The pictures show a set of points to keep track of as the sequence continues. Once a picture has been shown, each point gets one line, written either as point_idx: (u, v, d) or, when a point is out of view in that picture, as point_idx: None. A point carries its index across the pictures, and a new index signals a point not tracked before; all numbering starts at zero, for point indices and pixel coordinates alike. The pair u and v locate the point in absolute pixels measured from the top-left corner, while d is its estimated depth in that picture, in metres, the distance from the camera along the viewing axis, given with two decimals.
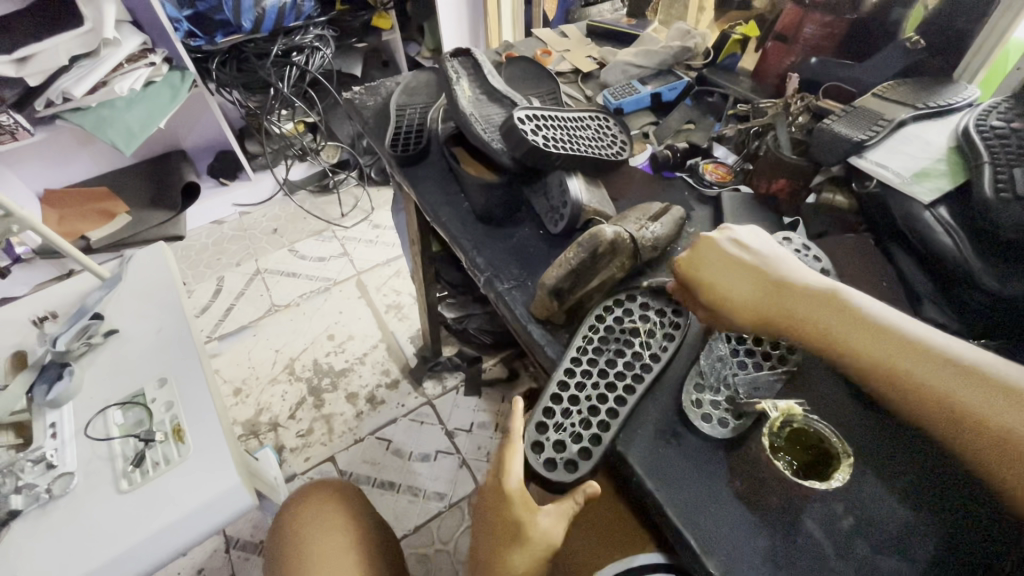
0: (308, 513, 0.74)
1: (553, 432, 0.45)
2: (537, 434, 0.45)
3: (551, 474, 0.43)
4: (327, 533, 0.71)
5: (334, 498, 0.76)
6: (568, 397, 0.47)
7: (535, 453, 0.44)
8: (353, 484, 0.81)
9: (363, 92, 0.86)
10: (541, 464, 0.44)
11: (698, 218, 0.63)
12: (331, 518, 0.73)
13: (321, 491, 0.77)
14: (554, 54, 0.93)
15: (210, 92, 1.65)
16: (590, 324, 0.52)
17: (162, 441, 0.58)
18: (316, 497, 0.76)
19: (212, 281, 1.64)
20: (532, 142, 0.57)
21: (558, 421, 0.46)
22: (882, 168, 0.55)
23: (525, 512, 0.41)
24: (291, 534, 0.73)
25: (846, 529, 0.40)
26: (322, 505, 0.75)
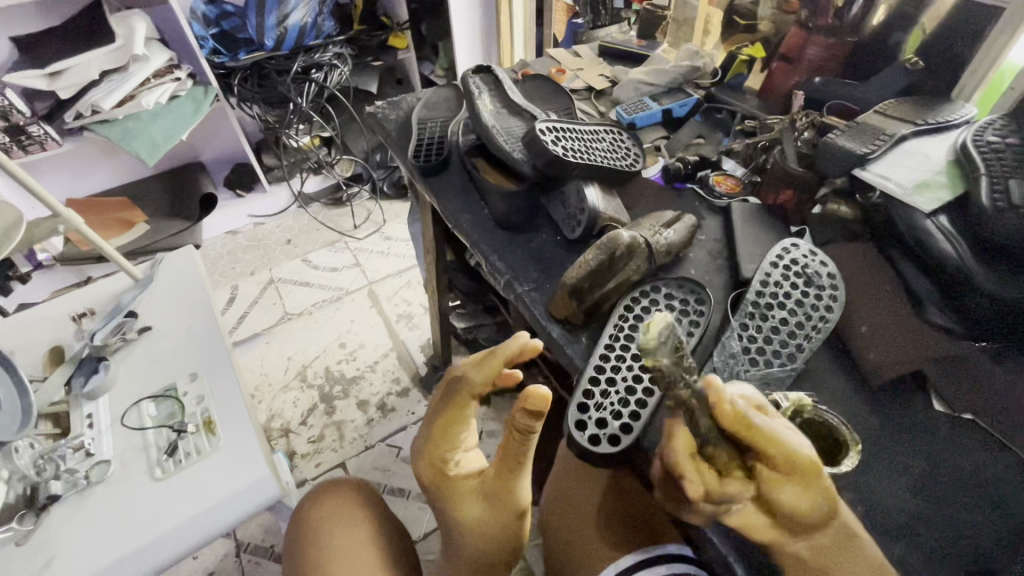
0: (323, 510, 0.76)
1: (595, 411, 0.48)
2: (580, 413, 0.48)
3: (595, 447, 0.46)
4: (341, 530, 0.73)
5: (348, 496, 0.78)
6: (605, 379, 0.50)
7: (579, 431, 0.47)
8: (366, 483, 0.82)
9: (386, 106, 0.91)
10: (586, 439, 0.46)
11: (709, 226, 0.66)
12: (345, 516, 0.75)
13: (335, 489, 0.79)
14: (568, 72, 0.98)
15: (231, 106, 1.71)
16: (620, 314, 0.55)
17: (194, 432, 0.61)
18: (330, 496, 0.78)
19: (226, 290, 1.68)
20: (553, 152, 0.60)
21: (598, 402, 0.49)
22: (885, 180, 0.58)
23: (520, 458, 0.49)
24: (308, 532, 0.74)
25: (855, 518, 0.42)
26: (337, 503, 0.77)
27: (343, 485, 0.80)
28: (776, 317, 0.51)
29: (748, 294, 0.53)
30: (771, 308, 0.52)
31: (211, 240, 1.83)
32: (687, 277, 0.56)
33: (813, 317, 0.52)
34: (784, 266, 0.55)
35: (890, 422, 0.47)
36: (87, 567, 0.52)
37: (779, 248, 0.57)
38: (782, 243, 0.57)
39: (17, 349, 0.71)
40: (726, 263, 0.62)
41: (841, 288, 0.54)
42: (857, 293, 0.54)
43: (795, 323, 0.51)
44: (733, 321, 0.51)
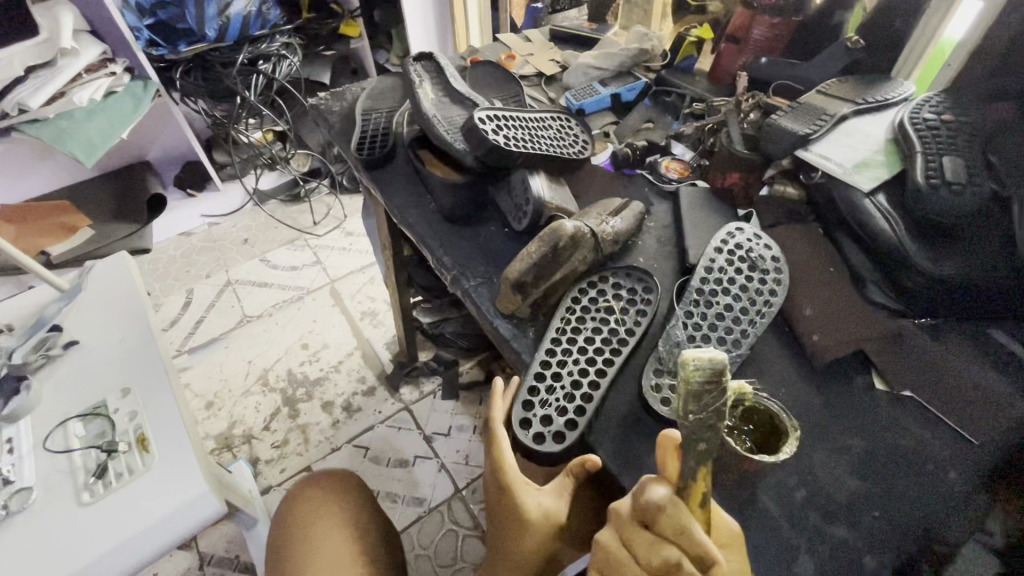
0: (306, 513, 0.73)
1: (539, 408, 0.47)
2: (525, 411, 0.47)
3: (541, 446, 0.45)
4: (321, 532, 0.71)
5: (334, 493, 0.76)
6: (551, 374, 0.49)
7: (523, 430, 0.46)
8: (351, 476, 0.80)
9: (329, 98, 0.87)
10: (530, 438, 0.45)
11: (658, 212, 0.65)
12: (328, 517, 0.73)
13: (319, 487, 0.76)
14: (518, 58, 0.95)
15: (175, 101, 1.63)
16: (567, 306, 0.54)
17: (126, 451, 0.57)
18: (310, 494, 0.76)
19: (180, 294, 1.61)
20: (493, 141, 0.58)
21: (543, 398, 0.48)
22: (826, 160, 0.58)
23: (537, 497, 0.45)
24: (287, 530, 0.73)
25: (799, 501, 0.42)
26: (316, 504, 0.74)
27: (329, 480, 0.77)
28: (719, 304, 0.51)
29: (692, 281, 0.53)
30: (714, 295, 0.52)
31: (162, 243, 1.75)
32: (633, 266, 0.55)
33: (757, 302, 0.51)
34: (728, 251, 0.54)
35: (830, 403, 0.48)
36: None
37: (723, 233, 0.56)
38: (726, 227, 0.56)
39: None
40: (675, 250, 0.61)
41: (785, 271, 0.53)
42: (799, 275, 0.54)
43: (738, 309, 0.51)
44: (678, 309, 0.51)
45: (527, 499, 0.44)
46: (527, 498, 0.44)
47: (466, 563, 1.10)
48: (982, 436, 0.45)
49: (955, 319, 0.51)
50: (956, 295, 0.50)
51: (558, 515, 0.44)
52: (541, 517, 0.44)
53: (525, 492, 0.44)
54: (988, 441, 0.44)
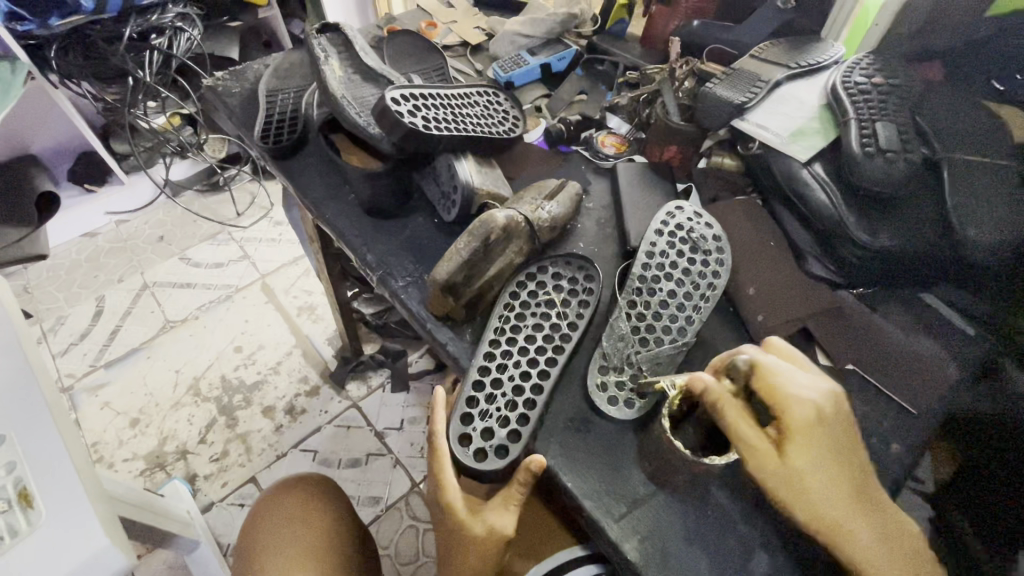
0: (270, 516, 0.69)
1: (480, 422, 0.43)
2: (464, 426, 0.43)
3: (482, 464, 0.41)
4: (284, 543, 0.66)
5: (301, 498, 0.71)
6: (490, 381, 0.45)
7: (462, 447, 0.42)
8: (318, 475, 0.75)
9: (227, 77, 0.77)
10: (470, 456, 0.42)
11: (595, 192, 0.62)
12: (292, 525, 0.68)
13: (279, 493, 0.72)
14: (440, 26, 0.87)
15: (54, 84, 1.42)
16: (505, 303, 0.50)
17: (5, 510, 0.48)
18: (287, 488, 0.72)
19: (90, 303, 1.45)
20: (409, 125, 0.52)
21: (483, 409, 0.44)
22: (763, 130, 0.56)
23: (476, 514, 0.41)
24: (247, 547, 0.68)
25: (751, 493, 0.41)
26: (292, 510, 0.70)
27: (309, 483, 0.73)
28: (662, 290, 0.48)
29: (634, 267, 0.50)
30: (657, 281, 0.49)
31: (62, 247, 1.57)
32: (573, 254, 0.52)
33: (700, 285, 0.49)
34: (669, 232, 0.51)
35: None
36: None
37: (663, 213, 0.53)
38: (666, 207, 0.53)
39: None
40: (615, 232, 0.58)
41: (727, 251, 0.51)
42: (742, 254, 0.53)
43: (682, 295, 0.48)
44: (620, 299, 0.48)
45: (471, 519, 0.40)
46: (472, 518, 0.40)
47: (428, 557, 1.08)
48: (921, 403, 0.46)
49: (892, 289, 0.51)
50: (900, 267, 0.49)
51: (507, 534, 0.40)
52: (485, 538, 0.40)
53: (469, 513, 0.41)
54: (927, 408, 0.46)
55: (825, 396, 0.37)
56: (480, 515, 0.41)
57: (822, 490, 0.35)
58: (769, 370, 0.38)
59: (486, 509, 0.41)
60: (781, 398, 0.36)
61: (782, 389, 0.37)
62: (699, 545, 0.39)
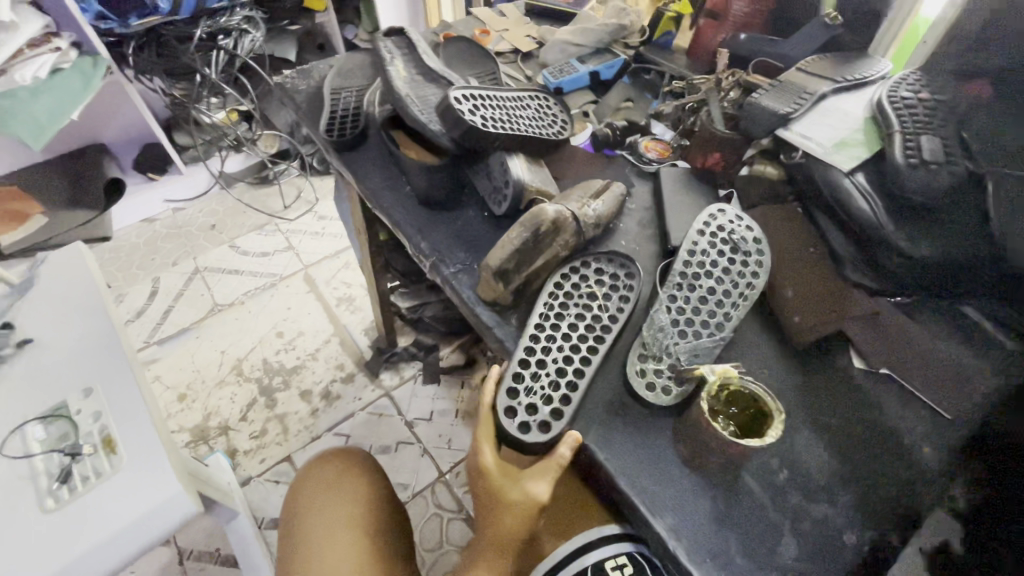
0: (313, 489, 0.73)
1: (525, 397, 0.46)
2: (510, 399, 0.46)
3: (527, 436, 0.44)
4: (324, 516, 0.69)
5: (341, 472, 0.74)
6: (535, 361, 0.48)
7: (508, 418, 0.45)
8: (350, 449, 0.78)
9: (295, 75, 0.82)
10: (515, 427, 0.44)
11: (638, 194, 0.64)
12: (336, 500, 0.71)
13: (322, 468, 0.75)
14: (492, 33, 0.92)
15: (128, 79, 1.53)
16: (549, 291, 0.53)
17: (91, 454, 0.54)
18: (326, 463, 0.76)
19: (146, 284, 1.53)
20: (470, 122, 0.56)
21: (528, 386, 0.47)
22: (807, 139, 0.58)
23: (512, 481, 0.44)
24: (292, 517, 0.72)
25: (781, 482, 0.43)
26: (335, 484, 0.73)
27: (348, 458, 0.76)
28: (703, 286, 0.51)
29: (676, 264, 0.52)
30: (698, 277, 0.51)
31: (123, 230, 1.66)
32: (615, 251, 0.55)
33: (740, 284, 0.51)
34: (711, 233, 0.54)
35: (809, 380, 0.49)
36: None
37: (705, 215, 0.55)
38: (708, 209, 0.56)
39: None
40: (657, 233, 0.60)
41: (767, 253, 0.53)
42: (782, 256, 0.54)
43: (721, 292, 0.51)
44: (662, 292, 0.50)
45: (509, 485, 0.44)
46: (509, 484, 0.44)
47: (451, 545, 1.11)
48: (957, 411, 0.46)
49: (929, 299, 0.53)
50: (942, 276, 0.50)
51: (543, 502, 0.44)
52: (523, 502, 0.44)
53: (508, 480, 0.45)
54: (963, 419, 0.46)
55: None
56: (517, 482, 0.44)
57: None
58: None
59: (524, 477, 0.44)
60: None
61: None
62: (730, 528, 0.41)
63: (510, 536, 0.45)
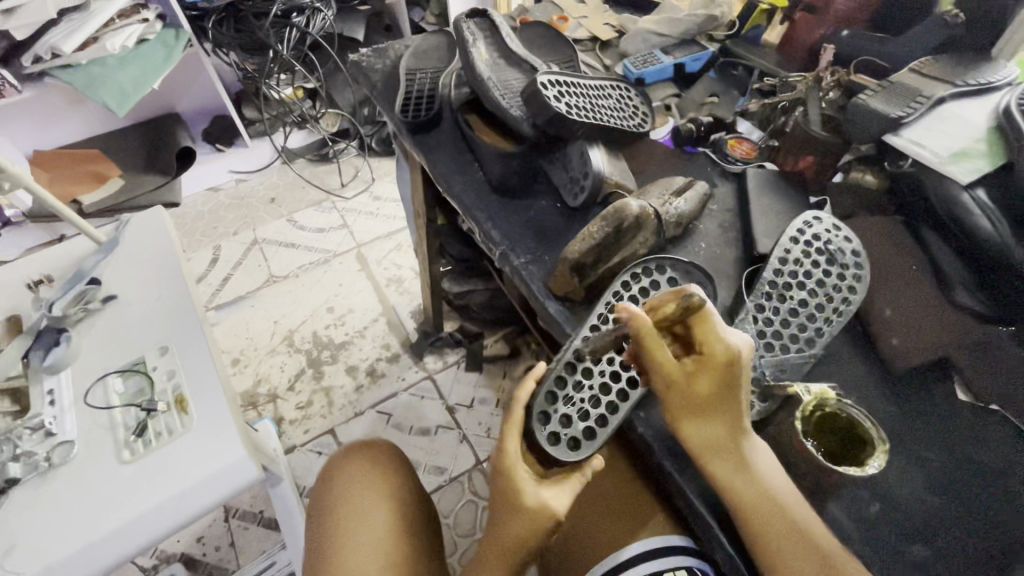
0: (348, 487, 0.63)
1: (562, 406, 0.45)
2: (546, 404, 0.45)
3: (552, 448, 0.43)
4: (365, 515, 0.61)
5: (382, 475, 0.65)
6: (582, 369, 0.47)
7: (540, 425, 0.44)
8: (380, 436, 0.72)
9: (372, 53, 0.81)
10: (545, 437, 0.44)
11: (721, 195, 0.61)
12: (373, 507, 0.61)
13: (360, 465, 0.66)
14: (571, 20, 0.89)
15: (206, 52, 1.59)
16: (613, 291, 0.49)
17: (165, 411, 0.57)
18: (365, 460, 0.67)
19: (207, 251, 1.58)
20: (555, 109, 0.54)
21: (568, 395, 0.46)
22: (921, 147, 0.52)
23: (530, 486, 0.41)
24: (321, 514, 0.62)
25: (872, 515, 0.40)
26: (373, 487, 0.63)
27: (387, 461, 0.67)
28: (794, 299, 0.48)
29: (765, 273, 0.49)
30: (789, 289, 0.48)
31: (191, 196, 1.71)
32: (697, 266, 0.50)
33: (834, 299, 0.48)
34: (805, 243, 0.51)
35: (906, 409, 0.45)
36: (49, 559, 0.49)
37: (800, 222, 0.52)
38: (804, 216, 0.52)
39: None
40: (740, 236, 0.57)
41: (866, 268, 0.50)
42: (883, 272, 0.50)
43: (814, 306, 0.48)
44: (748, 301, 0.48)
45: (525, 487, 0.41)
46: (526, 488, 0.41)
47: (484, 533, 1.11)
48: None
49: None
50: None
51: (559, 514, 0.40)
52: (536, 510, 0.40)
53: (527, 480, 0.41)
54: None
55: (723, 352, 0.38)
56: (536, 489, 0.41)
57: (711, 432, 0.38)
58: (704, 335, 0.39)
59: (542, 486, 0.41)
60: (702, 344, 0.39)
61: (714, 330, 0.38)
62: None
63: (518, 543, 0.41)
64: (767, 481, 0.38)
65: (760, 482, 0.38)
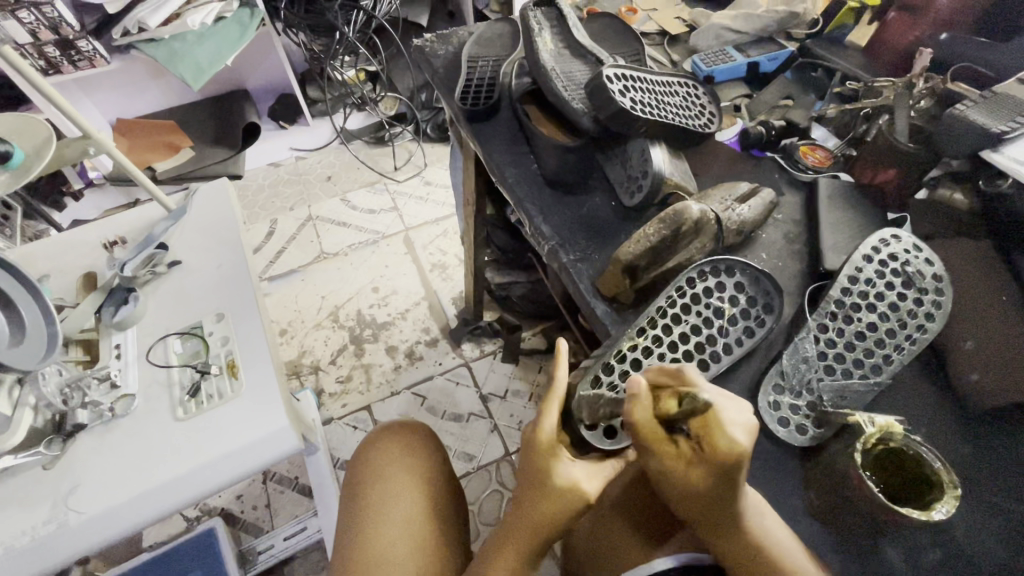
0: (380, 476, 0.63)
1: (608, 389, 0.45)
2: (592, 386, 0.44)
3: (589, 433, 0.44)
4: (401, 514, 0.59)
5: (412, 468, 0.64)
6: (632, 358, 0.45)
7: (586, 407, 0.44)
8: (428, 430, 0.71)
9: (435, 40, 0.81)
10: (586, 416, 0.43)
11: (788, 204, 0.58)
12: (402, 497, 0.61)
13: (394, 455, 0.65)
14: (640, 13, 0.86)
15: (278, 32, 1.65)
16: (678, 285, 0.47)
17: (218, 374, 0.60)
18: (396, 450, 0.66)
19: (265, 224, 1.64)
20: (619, 104, 0.52)
21: (613, 378, 0.45)
22: (1021, 165, 0.48)
23: (561, 462, 0.41)
24: (353, 497, 0.62)
25: (932, 561, 0.37)
26: (405, 477, 0.63)
27: (422, 452, 0.67)
28: (860, 321, 0.45)
29: (832, 289, 0.46)
30: (857, 309, 0.45)
31: (253, 170, 1.78)
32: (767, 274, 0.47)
33: (907, 325, 0.45)
34: (880, 261, 0.47)
35: (981, 450, 0.41)
36: (108, 501, 0.52)
37: (876, 238, 0.48)
38: (881, 232, 0.49)
39: (52, 272, 0.70)
40: (805, 250, 0.54)
41: (947, 294, 0.46)
42: (965, 300, 0.46)
43: (883, 331, 0.45)
44: (810, 320, 0.45)
45: (559, 464, 0.40)
46: (559, 464, 0.40)
47: None
48: None
49: None
50: None
51: (590, 496, 0.40)
52: (567, 488, 0.40)
53: (561, 454, 0.41)
54: None
55: (731, 449, 0.34)
56: (568, 467, 0.41)
57: (699, 512, 0.36)
58: (716, 426, 0.34)
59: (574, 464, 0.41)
60: (714, 434, 0.34)
61: (720, 422, 0.35)
62: None
63: (540, 523, 0.40)
64: (764, 537, 0.36)
65: (759, 541, 0.36)
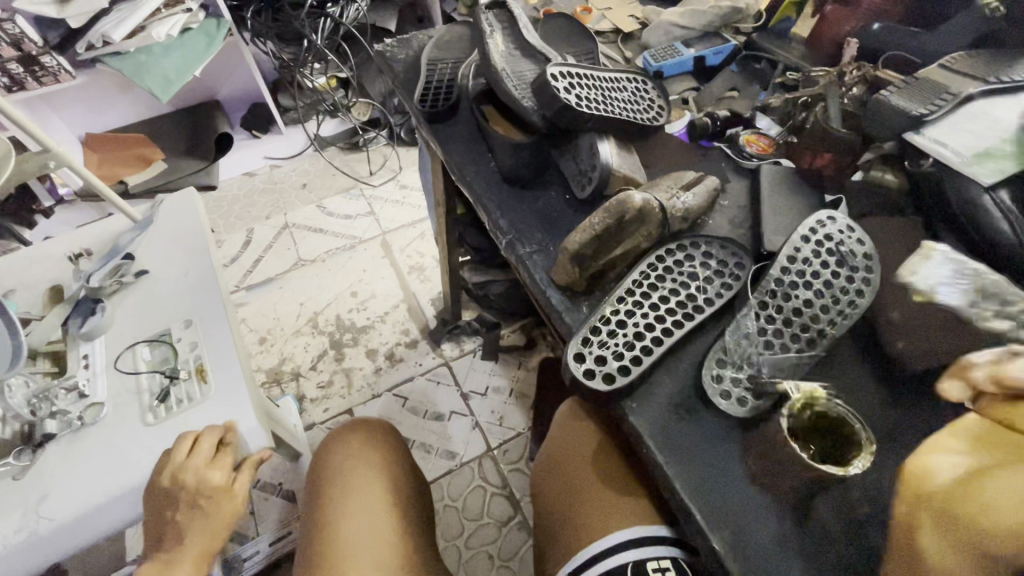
0: (342, 472, 0.64)
1: (596, 348, 0.47)
2: (581, 346, 0.47)
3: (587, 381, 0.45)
4: (364, 509, 0.61)
5: (373, 461, 0.66)
6: (615, 320, 0.48)
7: (575, 362, 0.46)
8: (391, 425, 0.73)
9: (395, 44, 0.82)
10: (580, 371, 0.46)
11: (733, 190, 0.60)
12: (364, 491, 0.63)
13: (354, 450, 0.67)
14: (594, 12, 0.88)
15: (246, 42, 1.65)
16: (651, 261, 0.52)
17: (186, 379, 0.61)
18: (356, 447, 0.67)
19: (241, 233, 1.64)
20: (565, 100, 0.55)
21: (602, 339, 0.48)
22: (941, 146, 0.50)
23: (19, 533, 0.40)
24: (318, 494, 0.64)
25: (858, 517, 0.39)
26: (365, 470, 0.65)
27: (382, 447, 0.68)
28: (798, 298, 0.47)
29: (773, 269, 0.49)
30: (795, 287, 0.48)
31: (227, 181, 1.78)
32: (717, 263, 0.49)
33: (841, 300, 0.47)
34: (816, 241, 0.50)
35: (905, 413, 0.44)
36: (77, 508, 0.53)
37: (812, 220, 0.51)
38: (817, 214, 0.51)
39: (18, 286, 0.71)
40: (749, 233, 0.56)
41: (876, 271, 0.48)
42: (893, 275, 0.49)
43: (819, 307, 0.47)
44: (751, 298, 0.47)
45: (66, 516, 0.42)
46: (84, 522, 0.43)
47: (491, 519, 1.13)
48: None
49: None
50: None
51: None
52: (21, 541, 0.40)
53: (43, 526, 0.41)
54: None
55: None
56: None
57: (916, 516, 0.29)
58: None
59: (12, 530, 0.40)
60: None
61: None
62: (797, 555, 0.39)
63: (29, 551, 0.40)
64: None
65: None
